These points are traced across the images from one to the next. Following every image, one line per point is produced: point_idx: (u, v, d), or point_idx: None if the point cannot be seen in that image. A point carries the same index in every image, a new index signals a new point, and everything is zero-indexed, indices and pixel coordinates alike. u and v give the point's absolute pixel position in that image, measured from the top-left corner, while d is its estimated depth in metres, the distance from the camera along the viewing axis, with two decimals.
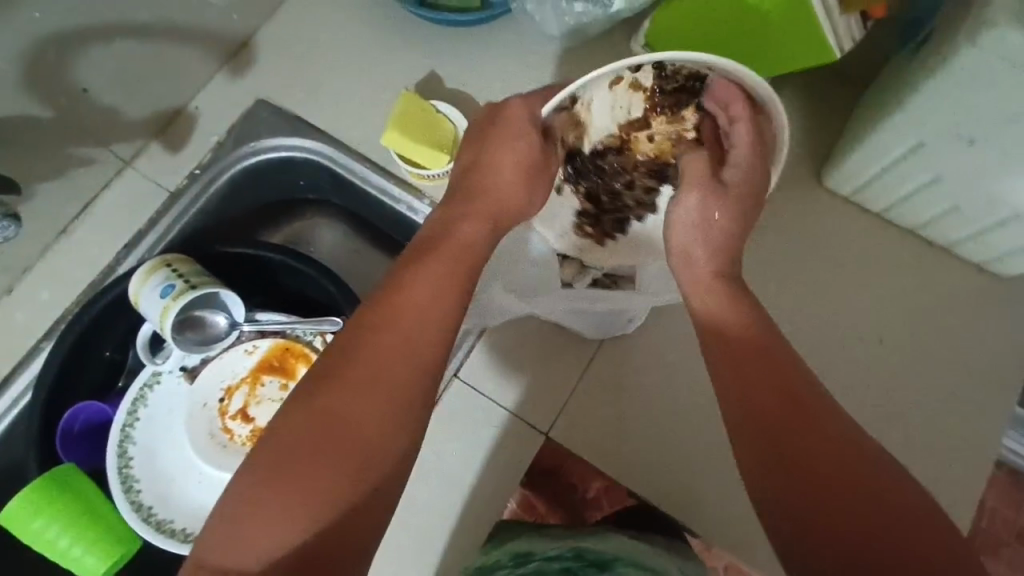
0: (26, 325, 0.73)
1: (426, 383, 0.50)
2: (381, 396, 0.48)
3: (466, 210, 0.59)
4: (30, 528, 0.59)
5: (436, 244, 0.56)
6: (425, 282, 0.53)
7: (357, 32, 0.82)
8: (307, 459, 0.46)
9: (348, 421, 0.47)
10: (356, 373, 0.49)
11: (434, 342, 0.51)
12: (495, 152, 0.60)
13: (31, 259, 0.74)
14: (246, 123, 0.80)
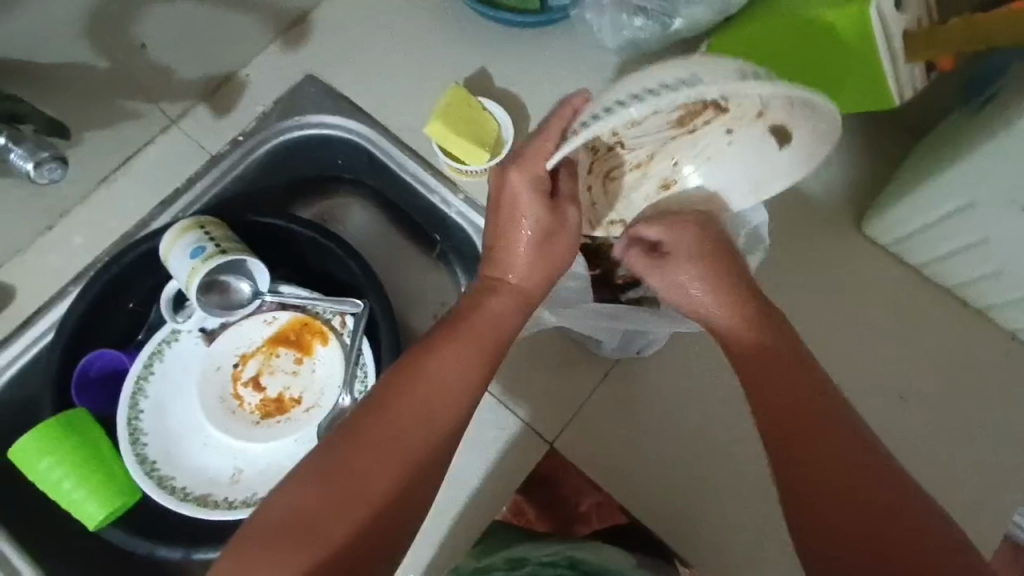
0: (57, 267, 0.74)
1: (443, 462, 0.51)
2: (397, 472, 0.48)
3: (495, 284, 0.58)
4: (37, 468, 0.61)
5: (467, 322, 0.55)
6: (446, 354, 0.53)
7: (413, 20, 0.83)
8: (323, 517, 0.46)
9: (361, 484, 0.47)
10: (375, 449, 0.49)
11: (451, 424, 0.51)
12: (513, 227, 0.58)
13: (69, 205, 0.75)
14: (294, 97, 0.81)
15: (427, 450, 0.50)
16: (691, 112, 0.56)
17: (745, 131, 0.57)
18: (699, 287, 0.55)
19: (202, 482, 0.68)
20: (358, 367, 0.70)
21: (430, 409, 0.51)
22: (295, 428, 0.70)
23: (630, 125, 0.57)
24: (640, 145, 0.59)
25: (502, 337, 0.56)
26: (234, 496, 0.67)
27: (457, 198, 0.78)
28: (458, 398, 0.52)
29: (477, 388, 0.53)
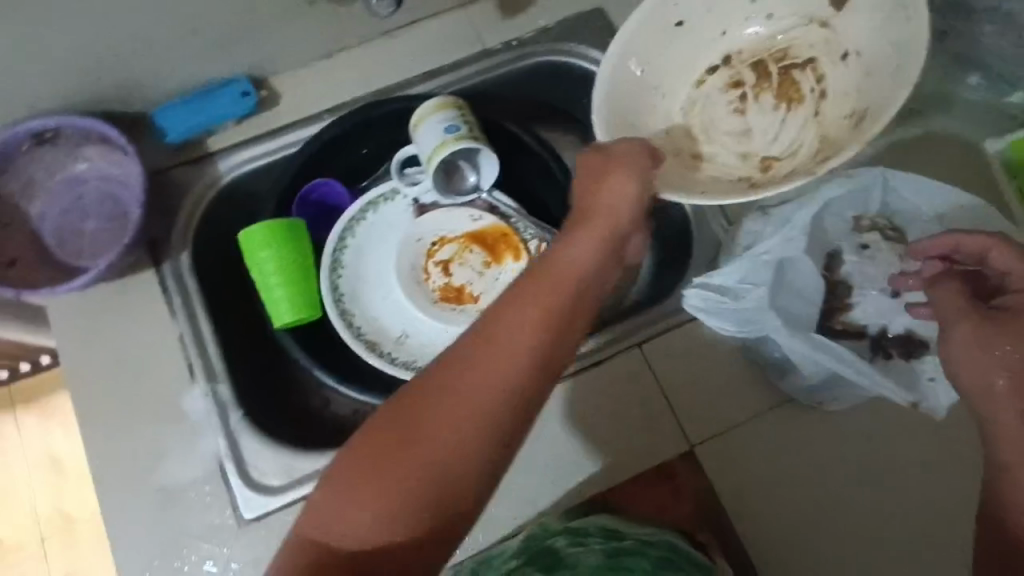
0: (317, 93, 0.78)
1: (516, 399, 0.44)
2: (466, 415, 0.44)
3: (580, 235, 0.52)
4: (257, 256, 0.67)
5: (546, 270, 0.49)
6: (509, 309, 0.46)
7: None
8: (377, 473, 0.43)
9: (436, 428, 0.43)
10: (447, 395, 0.44)
11: (522, 359, 0.45)
12: (601, 198, 0.54)
13: (351, 42, 0.79)
14: (579, 22, 0.80)
15: (495, 386, 0.44)
16: (784, 82, 0.68)
17: (830, 62, 0.67)
18: (977, 337, 0.52)
19: (371, 330, 0.72)
20: None
21: (501, 350, 0.45)
22: (465, 321, 0.73)
23: (744, 129, 0.69)
24: (791, 138, 0.67)
25: (567, 305, 0.48)
26: (396, 355, 0.71)
27: None
28: (532, 348, 0.46)
29: (542, 354, 0.46)
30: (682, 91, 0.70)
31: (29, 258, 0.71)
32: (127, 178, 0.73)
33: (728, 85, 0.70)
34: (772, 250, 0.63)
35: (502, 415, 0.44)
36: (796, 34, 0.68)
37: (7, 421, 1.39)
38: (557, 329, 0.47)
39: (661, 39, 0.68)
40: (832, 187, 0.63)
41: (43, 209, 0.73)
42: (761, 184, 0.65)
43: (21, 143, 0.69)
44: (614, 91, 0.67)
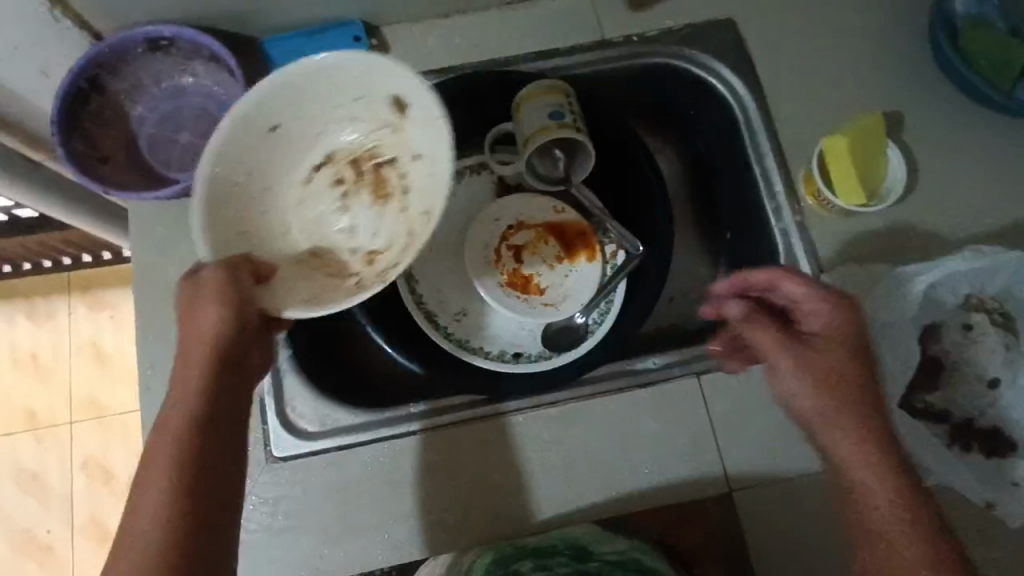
0: (427, 52, 0.77)
1: (213, 454, 0.50)
2: (166, 513, 0.47)
3: (184, 341, 0.52)
4: None
5: (182, 352, 0.52)
6: (173, 398, 0.51)
7: (864, 28, 0.75)
8: (128, 542, 0.47)
9: (141, 530, 0.47)
10: (134, 517, 0.48)
11: (209, 428, 0.50)
12: (191, 318, 0.52)
13: (469, 7, 0.77)
14: (707, 31, 0.76)
15: (177, 475, 0.48)
16: (369, 170, 0.63)
17: (405, 138, 0.60)
18: (833, 392, 0.56)
19: (432, 300, 0.70)
20: (605, 297, 0.70)
21: (179, 453, 0.49)
22: (524, 310, 0.70)
23: (351, 227, 0.63)
24: (386, 235, 0.62)
25: (210, 372, 0.51)
26: (453, 331, 0.69)
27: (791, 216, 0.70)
28: (189, 435, 0.50)
29: (181, 432, 0.49)
30: (366, 237, 0.63)
31: (121, 159, 0.72)
32: (229, 100, 0.74)
33: (336, 183, 0.64)
34: (886, 317, 0.64)
35: (219, 467, 0.50)
36: (390, 146, 0.62)
37: (61, 303, 1.44)
38: (201, 427, 0.50)
39: (316, 106, 0.59)
40: (394, 228, 0.62)
41: (143, 114, 0.74)
42: (363, 284, 0.58)
43: (136, 46, 0.69)
44: (218, 190, 0.56)
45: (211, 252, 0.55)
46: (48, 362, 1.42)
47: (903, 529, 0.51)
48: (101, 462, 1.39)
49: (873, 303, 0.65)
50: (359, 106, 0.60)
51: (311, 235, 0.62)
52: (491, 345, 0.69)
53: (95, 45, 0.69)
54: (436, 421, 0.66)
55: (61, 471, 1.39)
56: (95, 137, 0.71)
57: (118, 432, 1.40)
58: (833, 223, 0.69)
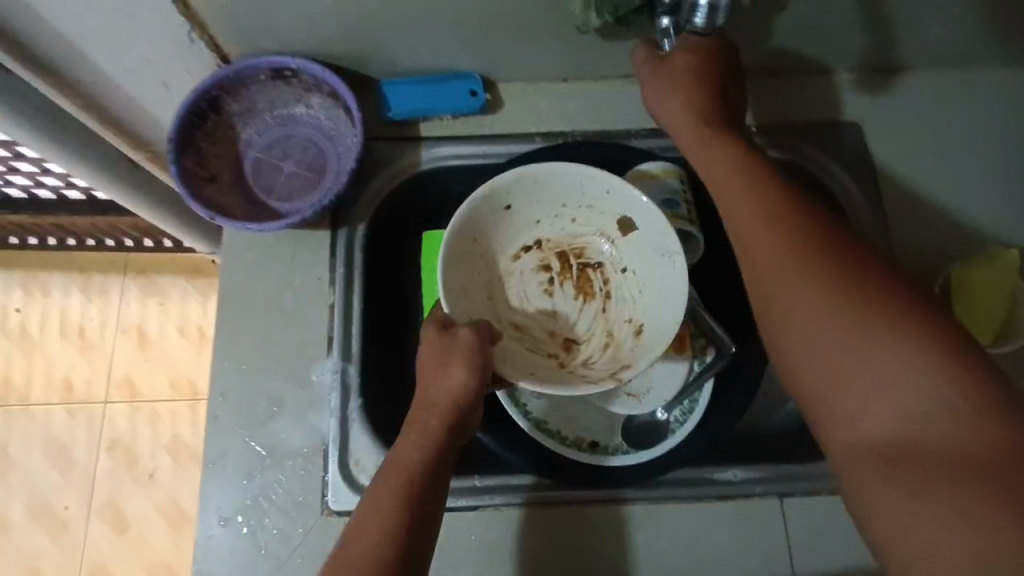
0: (539, 113, 0.76)
1: (425, 514, 0.52)
2: (379, 550, 0.49)
3: (432, 386, 0.56)
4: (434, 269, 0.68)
5: (424, 400, 0.56)
6: (406, 440, 0.55)
7: (994, 155, 0.73)
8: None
9: (359, 553, 0.49)
10: (359, 542, 0.50)
11: (432, 489, 0.53)
12: (436, 371, 0.55)
13: (588, 75, 0.76)
14: (830, 133, 0.73)
15: (398, 521, 0.50)
16: (581, 277, 0.68)
17: (624, 250, 0.66)
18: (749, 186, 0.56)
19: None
20: (691, 395, 0.68)
21: (405, 501, 0.51)
22: (608, 399, 0.68)
23: (572, 311, 0.67)
24: (587, 328, 0.66)
25: (441, 431, 0.54)
26: (530, 408, 0.68)
27: None
28: (407, 494, 0.52)
29: (416, 488, 0.52)
30: (561, 329, 0.66)
31: (225, 180, 0.72)
32: (338, 136, 0.74)
33: (540, 268, 0.68)
34: None
35: (422, 535, 0.51)
36: (610, 248, 0.67)
37: (116, 281, 1.44)
38: (430, 481, 0.53)
39: (549, 201, 0.65)
40: (590, 343, 0.66)
41: (252, 136, 0.75)
42: (567, 367, 0.63)
43: (259, 74, 0.70)
44: (456, 243, 0.61)
45: (451, 305, 0.60)
46: (93, 337, 1.42)
47: (966, 477, 0.41)
48: (127, 446, 1.36)
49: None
50: (587, 210, 0.66)
51: (523, 319, 0.66)
52: (566, 427, 0.68)
53: (221, 68, 0.69)
54: (499, 499, 0.65)
55: (87, 448, 1.36)
56: (205, 156, 0.71)
57: (147, 418, 1.38)
58: None
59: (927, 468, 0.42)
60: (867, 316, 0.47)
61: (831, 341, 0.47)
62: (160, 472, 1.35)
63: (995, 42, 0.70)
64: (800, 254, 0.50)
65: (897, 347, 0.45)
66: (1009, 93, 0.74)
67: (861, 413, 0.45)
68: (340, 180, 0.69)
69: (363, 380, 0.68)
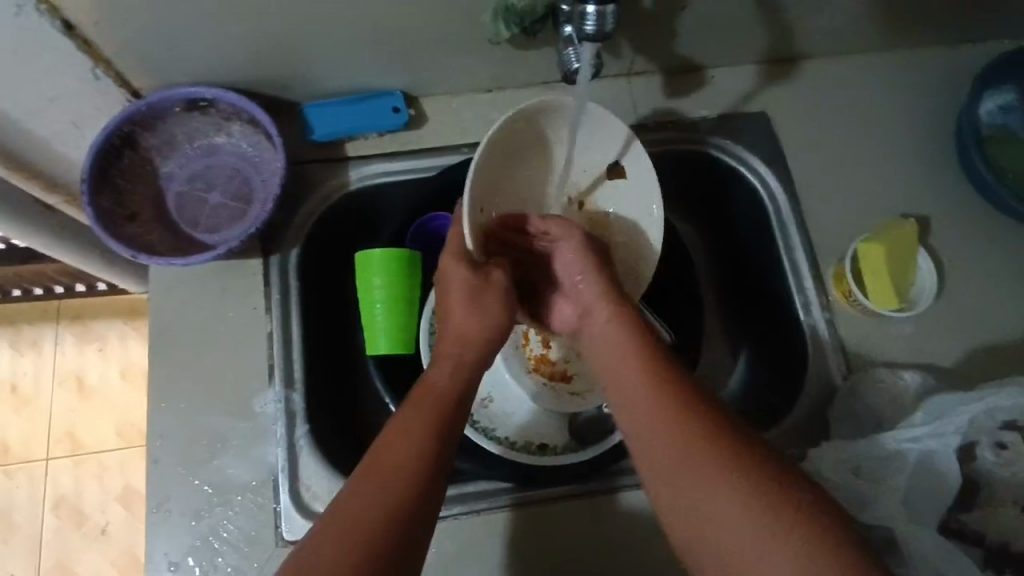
0: (466, 125, 0.77)
1: (456, 437, 0.53)
2: (414, 457, 0.49)
3: (467, 313, 0.59)
4: (369, 280, 0.66)
5: (450, 328, 0.59)
6: (438, 364, 0.57)
7: (893, 131, 0.77)
8: (365, 486, 0.48)
9: (394, 456, 0.49)
10: (394, 447, 0.50)
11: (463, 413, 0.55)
12: (466, 292, 0.59)
13: (509, 84, 0.77)
14: (740, 123, 0.77)
15: (427, 437, 0.51)
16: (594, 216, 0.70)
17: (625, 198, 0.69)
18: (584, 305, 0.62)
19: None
20: None
21: (437, 414, 0.53)
22: (555, 401, 0.72)
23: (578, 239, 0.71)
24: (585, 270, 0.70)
25: (473, 360, 0.58)
26: (478, 418, 0.71)
27: (821, 314, 0.71)
28: (439, 411, 0.53)
29: (447, 415, 0.53)
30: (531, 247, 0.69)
31: (147, 217, 0.71)
32: (262, 163, 0.73)
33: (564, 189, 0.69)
34: (922, 441, 0.58)
35: (451, 451, 0.52)
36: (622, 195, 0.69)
37: (48, 331, 1.38)
38: (456, 409, 0.54)
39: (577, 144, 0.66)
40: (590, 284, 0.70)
41: (172, 170, 0.73)
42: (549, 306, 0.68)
43: (174, 106, 0.69)
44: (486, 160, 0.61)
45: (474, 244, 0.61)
46: (28, 393, 1.34)
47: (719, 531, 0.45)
48: (75, 503, 1.30)
49: (908, 425, 0.59)
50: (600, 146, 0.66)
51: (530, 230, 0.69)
52: (515, 432, 0.71)
53: (132, 103, 0.68)
54: (457, 509, 0.64)
55: (30, 510, 1.29)
56: (123, 194, 0.69)
57: (95, 471, 1.31)
58: (865, 323, 0.70)
59: (738, 521, 0.44)
60: (700, 422, 0.49)
61: (660, 446, 0.49)
62: (111, 526, 1.29)
63: (879, 27, 0.75)
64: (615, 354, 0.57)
65: (720, 463, 0.46)
66: (900, 73, 0.79)
67: (668, 497, 0.48)
68: (266, 206, 0.68)
69: (309, 406, 0.68)
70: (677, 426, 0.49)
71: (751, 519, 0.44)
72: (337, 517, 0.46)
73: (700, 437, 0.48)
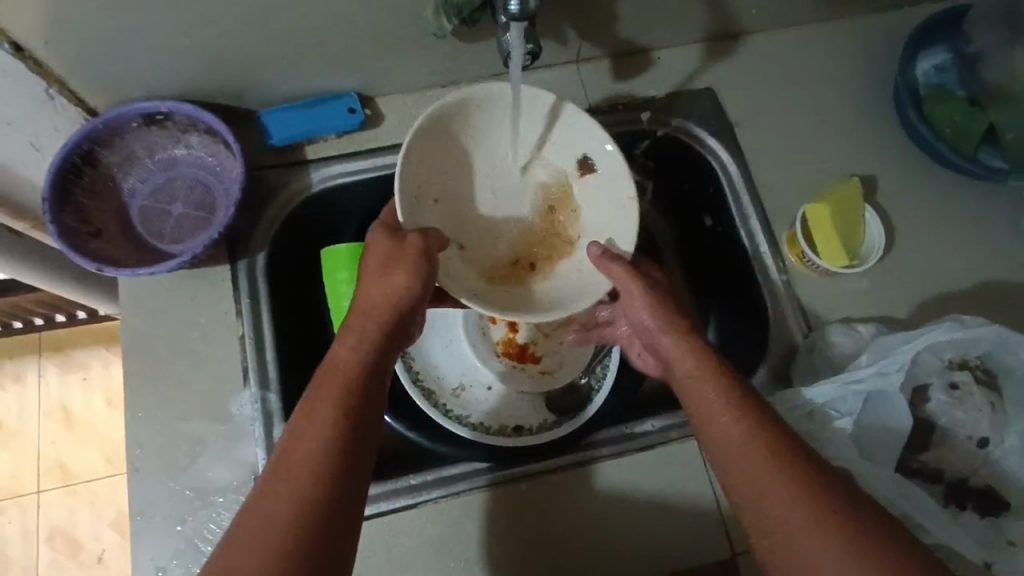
0: None
1: (373, 408, 0.52)
2: (315, 440, 0.49)
3: (377, 280, 0.57)
4: (335, 275, 0.68)
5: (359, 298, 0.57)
6: (348, 337, 0.55)
7: (835, 97, 0.80)
8: (280, 481, 0.47)
9: (301, 445, 0.48)
10: (298, 437, 0.49)
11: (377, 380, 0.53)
12: (379, 263, 0.58)
13: (462, 78, 0.79)
14: (687, 100, 0.80)
15: (332, 414, 0.50)
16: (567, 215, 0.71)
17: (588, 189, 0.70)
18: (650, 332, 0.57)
19: (431, 378, 0.73)
20: (601, 361, 0.74)
21: (347, 387, 0.52)
22: (527, 382, 0.75)
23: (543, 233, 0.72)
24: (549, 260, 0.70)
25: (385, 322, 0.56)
26: (451, 407, 0.72)
27: (779, 276, 0.73)
28: (347, 383, 0.52)
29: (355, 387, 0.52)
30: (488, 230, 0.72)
31: (113, 232, 0.72)
32: (224, 171, 0.74)
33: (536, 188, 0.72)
34: (867, 381, 0.58)
35: (364, 425, 0.51)
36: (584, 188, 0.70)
37: (31, 363, 1.37)
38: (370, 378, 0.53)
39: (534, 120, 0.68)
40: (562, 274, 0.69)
41: (134, 185, 0.74)
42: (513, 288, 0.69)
43: (130, 121, 0.70)
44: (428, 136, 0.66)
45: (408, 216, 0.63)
46: (15, 427, 1.34)
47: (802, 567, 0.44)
48: (69, 533, 1.29)
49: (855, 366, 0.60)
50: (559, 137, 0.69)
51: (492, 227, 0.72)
52: (488, 417, 0.72)
53: (89, 121, 0.69)
54: (437, 492, 0.65)
55: (24, 543, 1.28)
56: (87, 211, 0.70)
57: (87, 499, 1.31)
58: (820, 282, 0.72)
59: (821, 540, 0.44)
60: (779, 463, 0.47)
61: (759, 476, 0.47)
62: (108, 554, 1.28)
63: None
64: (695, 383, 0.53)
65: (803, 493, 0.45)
66: (840, 41, 0.82)
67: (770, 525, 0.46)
68: (229, 212, 0.70)
69: (284, 404, 0.69)
70: (764, 465, 0.47)
71: (817, 539, 0.44)
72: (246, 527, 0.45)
73: (758, 456, 0.48)
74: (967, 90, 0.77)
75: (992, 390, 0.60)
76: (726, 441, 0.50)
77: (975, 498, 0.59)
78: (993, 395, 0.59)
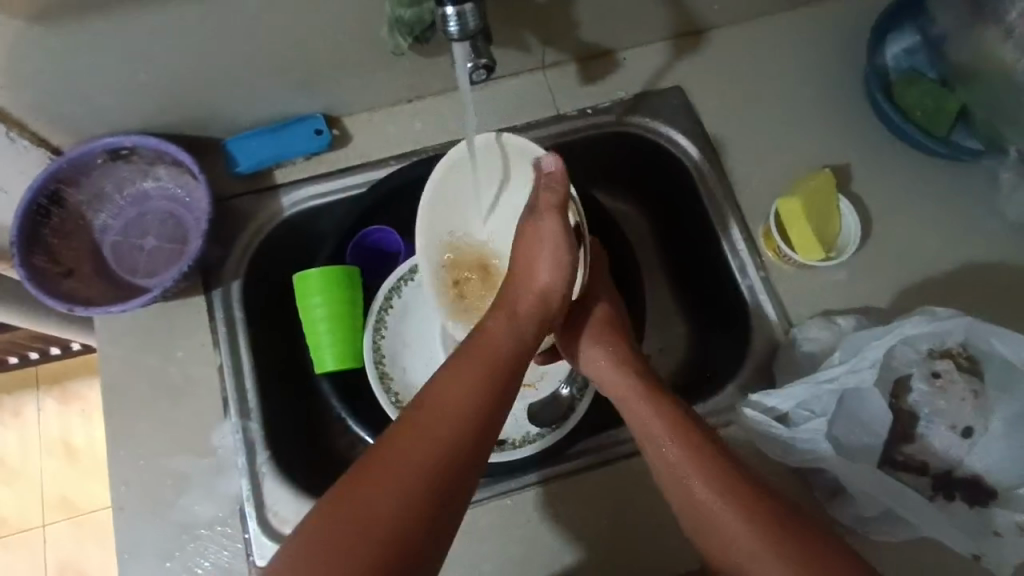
0: (390, 138, 0.78)
1: (506, 384, 0.55)
2: (456, 408, 0.52)
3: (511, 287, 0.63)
4: (307, 302, 0.68)
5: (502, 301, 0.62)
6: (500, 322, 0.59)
7: (804, 87, 0.79)
8: (429, 432, 0.50)
9: (446, 402, 0.52)
10: (441, 401, 0.52)
11: (516, 362, 0.57)
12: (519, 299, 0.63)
13: (427, 92, 0.78)
14: (655, 100, 0.79)
15: (470, 390, 0.53)
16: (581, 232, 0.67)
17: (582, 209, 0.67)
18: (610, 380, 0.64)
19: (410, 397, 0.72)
20: (583, 370, 0.74)
21: (485, 368, 0.55)
22: None
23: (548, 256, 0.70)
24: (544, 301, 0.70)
25: (527, 324, 0.60)
26: None
27: (756, 273, 0.72)
28: (490, 365, 0.56)
29: (496, 368, 0.56)
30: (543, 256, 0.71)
31: (86, 270, 0.72)
32: (193, 202, 0.74)
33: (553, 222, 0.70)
34: (840, 378, 0.58)
35: (498, 412, 0.54)
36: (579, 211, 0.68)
37: (30, 399, 1.37)
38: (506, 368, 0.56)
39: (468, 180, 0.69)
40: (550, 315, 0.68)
41: (106, 221, 0.74)
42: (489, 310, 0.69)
43: (96, 158, 0.70)
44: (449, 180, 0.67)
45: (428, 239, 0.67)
46: (17, 463, 1.34)
47: None
48: (77, 565, 1.29)
49: (828, 365, 0.59)
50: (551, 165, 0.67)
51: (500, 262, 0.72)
52: None
53: (55, 161, 0.69)
54: None
55: None
56: (57, 251, 0.70)
57: (94, 530, 1.31)
58: (800, 275, 0.72)
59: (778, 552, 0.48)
60: (741, 495, 0.52)
61: (724, 499, 0.52)
62: None
63: None
64: (671, 433, 0.56)
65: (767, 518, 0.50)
66: (806, 30, 0.81)
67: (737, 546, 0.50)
68: (199, 243, 0.69)
69: (266, 432, 0.68)
70: (728, 495, 0.52)
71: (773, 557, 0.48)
72: (377, 477, 0.47)
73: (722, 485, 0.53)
74: (937, 71, 0.77)
75: (975, 376, 0.59)
76: (675, 467, 0.55)
77: (963, 487, 0.58)
78: (976, 382, 0.59)
